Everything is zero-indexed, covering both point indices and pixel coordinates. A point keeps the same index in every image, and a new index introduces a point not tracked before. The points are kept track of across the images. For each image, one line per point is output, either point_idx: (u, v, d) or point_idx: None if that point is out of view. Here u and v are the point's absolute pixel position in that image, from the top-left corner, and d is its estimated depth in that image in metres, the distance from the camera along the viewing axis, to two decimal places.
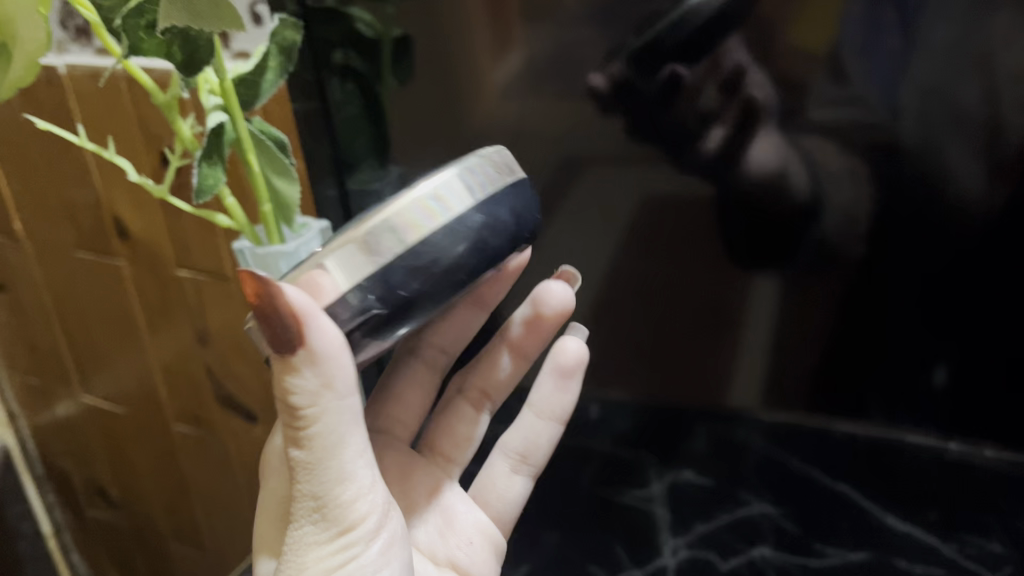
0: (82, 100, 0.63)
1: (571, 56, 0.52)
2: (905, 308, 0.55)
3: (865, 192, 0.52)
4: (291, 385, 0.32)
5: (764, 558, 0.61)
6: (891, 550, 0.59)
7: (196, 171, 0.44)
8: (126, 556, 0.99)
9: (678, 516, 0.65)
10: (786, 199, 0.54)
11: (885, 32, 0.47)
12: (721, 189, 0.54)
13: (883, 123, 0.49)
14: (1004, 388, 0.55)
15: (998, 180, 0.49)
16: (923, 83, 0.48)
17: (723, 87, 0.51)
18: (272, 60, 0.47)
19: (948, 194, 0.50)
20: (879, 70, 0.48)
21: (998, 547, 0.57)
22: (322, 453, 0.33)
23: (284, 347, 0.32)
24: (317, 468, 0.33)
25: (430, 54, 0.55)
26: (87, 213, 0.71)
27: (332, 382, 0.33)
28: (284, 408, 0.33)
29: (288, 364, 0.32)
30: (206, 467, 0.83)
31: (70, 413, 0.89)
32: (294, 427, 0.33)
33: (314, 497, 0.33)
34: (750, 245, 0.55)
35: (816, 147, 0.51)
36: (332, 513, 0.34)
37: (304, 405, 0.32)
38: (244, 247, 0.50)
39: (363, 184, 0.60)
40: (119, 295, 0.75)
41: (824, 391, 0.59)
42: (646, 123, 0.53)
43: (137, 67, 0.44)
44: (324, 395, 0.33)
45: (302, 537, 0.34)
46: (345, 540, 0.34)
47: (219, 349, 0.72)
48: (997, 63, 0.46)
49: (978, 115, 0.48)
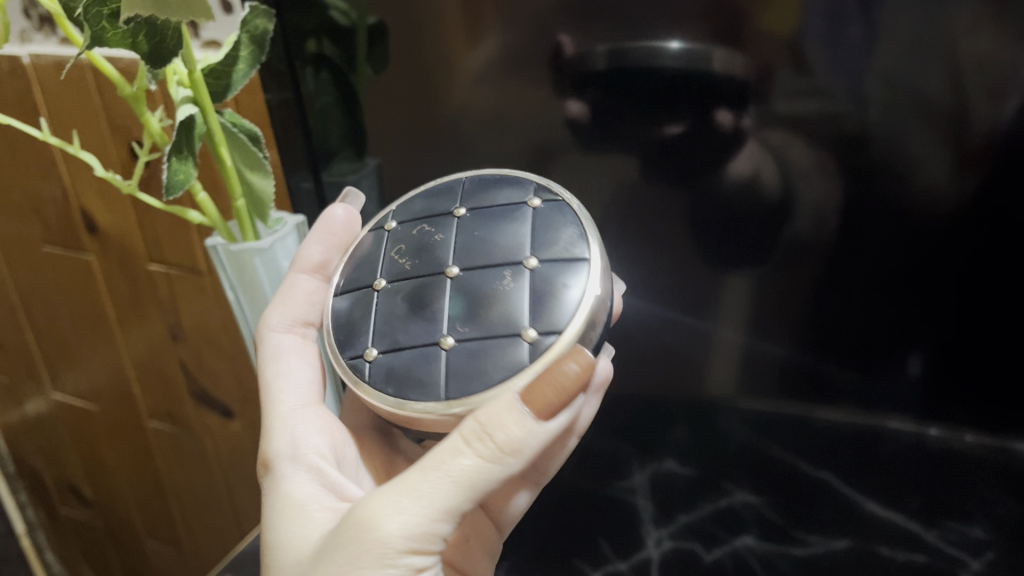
0: (47, 91, 0.61)
1: (544, 41, 0.50)
2: (877, 296, 0.54)
3: (835, 186, 0.51)
4: (503, 424, 0.30)
5: (747, 548, 0.65)
6: (872, 536, 0.62)
7: (166, 167, 0.42)
8: (101, 554, 0.98)
9: (660, 509, 0.67)
10: (757, 202, 0.52)
11: (845, 21, 0.45)
12: (698, 190, 0.53)
13: (849, 112, 0.48)
14: (977, 376, 0.55)
15: (965, 168, 0.48)
16: (888, 73, 0.46)
17: (696, 81, 0.48)
18: (244, 49, 0.46)
19: (917, 183, 0.49)
20: (843, 61, 0.46)
21: (981, 533, 0.59)
22: (467, 485, 0.31)
23: (539, 409, 0.31)
24: (452, 489, 0.31)
25: (402, 43, 0.52)
26: (55, 207, 0.69)
27: (528, 451, 0.31)
28: (477, 423, 0.31)
29: (526, 413, 0.31)
30: (180, 464, 0.81)
31: (40, 411, 0.88)
32: (470, 443, 0.31)
33: (421, 509, 0.31)
34: (723, 245, 0.55)
35: (786, 144, 0.50)
36: (421, 536, 0.31)
37: (501, 443, 0.30)
38: (216, 244, 0.49)
39: (338, 176, 0.59)
40: (90, 290, 0.73)
41: (795, 377, 0.59)
42: (610, 112, 0.51)
43: (100, 57, 0.42)
44: (518, 456, 0.31)
45: (361, 547, 0.31)
46: (402, 563, 0.32)
47: (194, 345, 0.71)
48: (962, 49, 0.44)
49: (943, 103, 0.46)
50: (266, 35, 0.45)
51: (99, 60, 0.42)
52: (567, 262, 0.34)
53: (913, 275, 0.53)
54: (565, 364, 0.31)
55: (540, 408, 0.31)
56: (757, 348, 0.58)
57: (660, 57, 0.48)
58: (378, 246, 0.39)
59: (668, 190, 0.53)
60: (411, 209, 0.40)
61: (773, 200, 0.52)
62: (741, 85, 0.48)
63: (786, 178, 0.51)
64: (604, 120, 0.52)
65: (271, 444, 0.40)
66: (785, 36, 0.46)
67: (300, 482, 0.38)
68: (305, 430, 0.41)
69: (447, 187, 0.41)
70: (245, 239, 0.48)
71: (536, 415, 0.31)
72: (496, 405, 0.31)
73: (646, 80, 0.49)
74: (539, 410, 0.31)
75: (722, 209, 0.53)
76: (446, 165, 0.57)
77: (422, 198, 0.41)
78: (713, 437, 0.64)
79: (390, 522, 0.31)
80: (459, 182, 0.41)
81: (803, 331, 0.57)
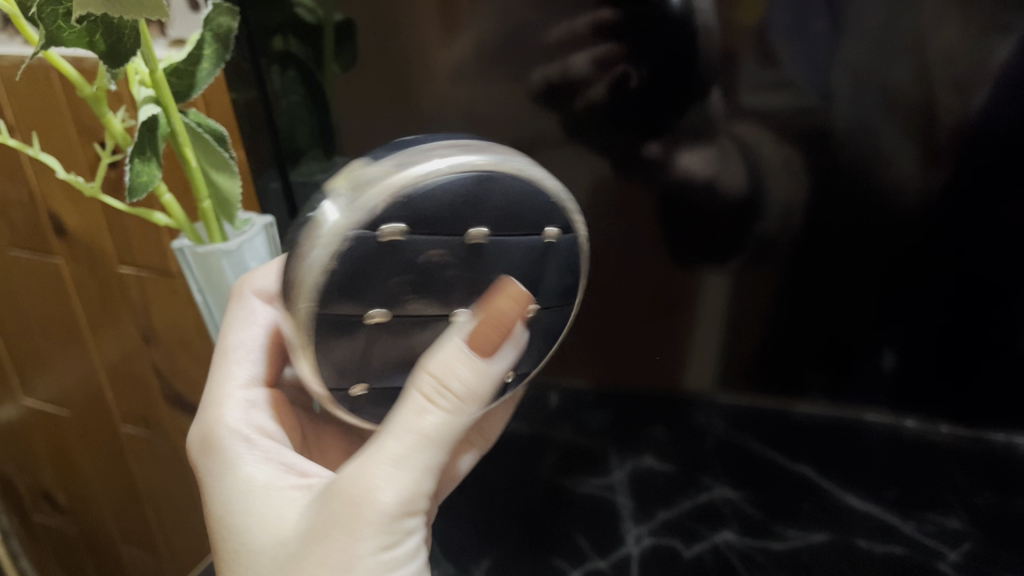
0: (12, 92, 0.59)
1: (514, 37, 0.49)
2: (848, 291, 0.54)
3: (801, 182, 0.50)
4: (454, 372, 0.32)
5: (728, 543, 0.58)
6: (850, 529, 0.57)
7: (128, 169, 0.41)
8: (76, 562, 0.97)
9: (640, 505, 0.61)
10: (722, 197, 0.52)
11: (810, 14, 0.45)
12: (669, 190, 0.53)
13: (815, 106, 0.48)
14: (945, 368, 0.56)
15: (932, 164, 0.48)
16: (855, 68, 0.46)
17: (663, 75, 0.48)
18: (207, 47, 0.45)
19: (887, 178, 0.49)
20: (809, 54, 0.46)
21: (958, 524, 0.57)
22: (438, 439, 0.32)
23: (486, 351, 0.32)
24: (424, 444, 0.32)
25: (370, 40, 0.51)
26: (22, 211, 0.68)
27: (482, 396, 0.33)
28: (433, 378, 0.32)
29: (474, 358, 0.32)
30: (154, 468, 0.80)
31: (11, 417, 0.86)
32: (433, 395, 0.32)
33: (402, 470, 0.32)
34: (692, 244, 0.54)
35: (751, 137, 0.49)
36: (412, 496, 0.32)
37: (459, 390, 0.32)
38: (182, 246, 0.48)
39: (306, 177, 0.58)
40: (60, 295, 0.72)
41: (767, 372, 0.60)
42: (580, 109, 0.51)
43: (58, 57, 0.41)
44: (474, 399, 0.32)
45: (359, 523, 0.32)
46: (400, 525, 0.32)
47: (167, 346, 0.70)
48: (928, 44, 0.44)
49: (909, 97, 0.46)
50: (231, 32, 0.44)
51: (58, 59, 0.41)
52: (555, 311, 0.39)
53: (884, 271, 0.53)
54: (511, 299, 0.33)
55: (484, 351, 0.32)
56: (733, 341, 0.58)
57: (627, 50, 0.48)
58: (379, 259, 0.31)
59: (640, 187, 0.53)
60: (424, 210, 0.31)
61: (743, 196, 0.52)
62: (712, 79, 0.48)
63: (755, 174, 0.51)
64: (576, 116, 0.51)
65: (218, 422, 0.40)
66: (751, 29, 0.46)
67: (252, 464, 0.38)
68: (254, 411, 0.41)
69: (465, 183, 0.32)
70: (212, 241, 0.47)
71: (481, 357, 0.32)
72: (441, 355, 0.32)
73: (619, 75, 0.49)
74: (483, 351, 0.32)
75: (691, 205, 0.53)
76: None
77: (436, 193, 0.31)
78: (689, 435, 0.65)
79: (382, 492, 0.32)
80: (480, 180, 0.32)
81: (775, 329, 0.57)
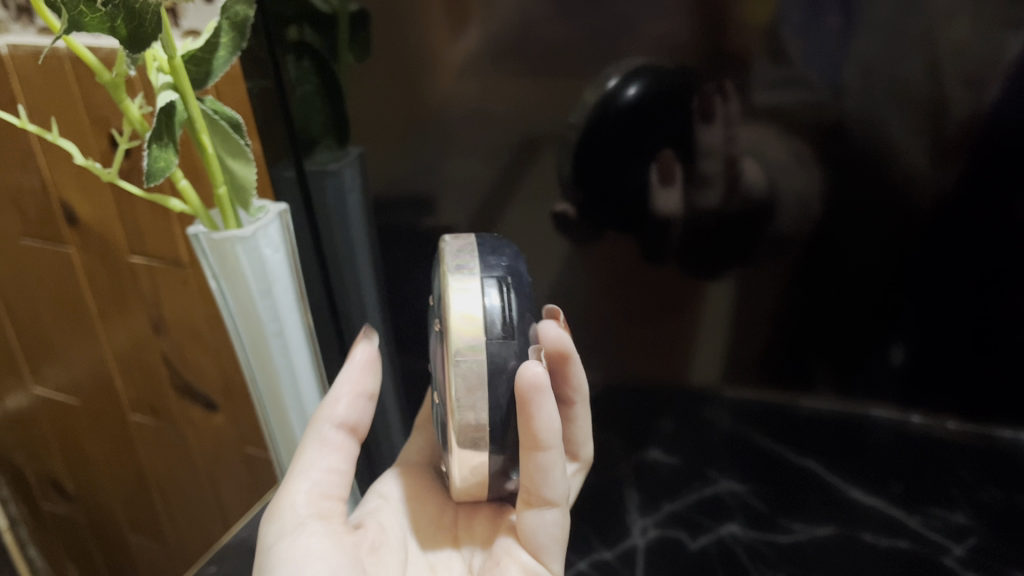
0: (26, 81, 0.60)
1: (526, 30, 0.49)
2: (857, 287, 0.54)
3: (813, 174, 0.50)
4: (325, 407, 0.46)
5: (732, 536, 0.64)
6: (857, 521, 0.61)
7: (145, 154, 0.41)
8: (83, 550, 0.98)
9: (647, 496, 0.66)
10: (735, 192, 0.52)
11: (823, 11, 0.45)
12: (680, 184, 0.52)
13: (826, 101, 0.48)
14: (963, 363, 0.55)
15: (944, 160, 0.48)
16: (866, 64, 0.46)
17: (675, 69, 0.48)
18: (224, 35, 0.45)
19: (894, 171, 0.49)
20: (820, 51, 0.46)
21: (963, 518, 0.59)
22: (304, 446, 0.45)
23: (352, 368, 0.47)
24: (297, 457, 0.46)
25: (383, 31, 0.52)
26: (34, 199, 0.69)
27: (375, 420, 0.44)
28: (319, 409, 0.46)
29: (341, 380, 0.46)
30: (163, 457, 0.81)
31: (21, 406, 0.87)
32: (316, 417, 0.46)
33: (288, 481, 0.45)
34: (700, 242, 0.54)
35: (761, 132, 0.49)
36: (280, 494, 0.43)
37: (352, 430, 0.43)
38: (198, 233, 0.48)
39: (320, 166, 0.58)
40: (71, 284, 0.73)
41: (776, 371, 0.59)
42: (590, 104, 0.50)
43: (79, 44, 0.42)
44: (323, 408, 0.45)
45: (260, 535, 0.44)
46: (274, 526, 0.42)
47: (177, 336, 0.70)
48: (939, 39, 0.45)
49: (920, 93, 0.47)
50: (247, 21, 0.45)
51: (79, 46, 0.42)
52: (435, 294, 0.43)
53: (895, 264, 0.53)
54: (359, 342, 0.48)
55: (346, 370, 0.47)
56: (740, 341, 0.58)
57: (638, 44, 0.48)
58: None
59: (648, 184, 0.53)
60: None
61: (757, 191, 0.52)
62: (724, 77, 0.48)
63: (769, 171, 0.51)
64: (586, 113, 0.51)
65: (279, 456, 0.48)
66: (764, 26, 0.46)
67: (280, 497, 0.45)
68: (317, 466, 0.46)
69: None
70: (227, 226, 0.48)
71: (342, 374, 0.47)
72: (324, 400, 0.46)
73: (634, 71, 0.49)
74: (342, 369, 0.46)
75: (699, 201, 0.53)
76: (426, 153, 0.56)
77: None
78: (699, 431, 0.63)
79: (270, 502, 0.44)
80: None
81: (782, 325, 0.57)
